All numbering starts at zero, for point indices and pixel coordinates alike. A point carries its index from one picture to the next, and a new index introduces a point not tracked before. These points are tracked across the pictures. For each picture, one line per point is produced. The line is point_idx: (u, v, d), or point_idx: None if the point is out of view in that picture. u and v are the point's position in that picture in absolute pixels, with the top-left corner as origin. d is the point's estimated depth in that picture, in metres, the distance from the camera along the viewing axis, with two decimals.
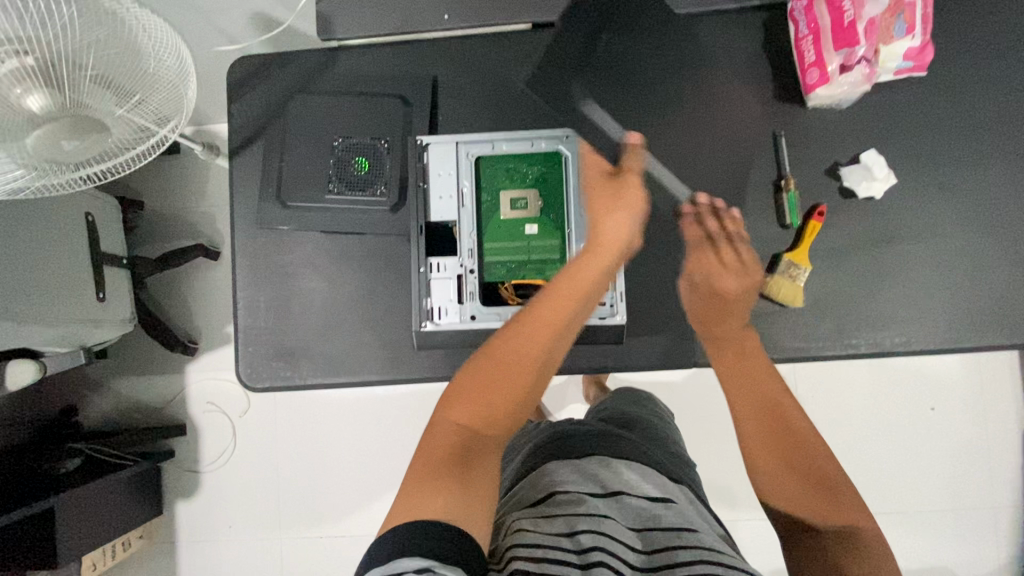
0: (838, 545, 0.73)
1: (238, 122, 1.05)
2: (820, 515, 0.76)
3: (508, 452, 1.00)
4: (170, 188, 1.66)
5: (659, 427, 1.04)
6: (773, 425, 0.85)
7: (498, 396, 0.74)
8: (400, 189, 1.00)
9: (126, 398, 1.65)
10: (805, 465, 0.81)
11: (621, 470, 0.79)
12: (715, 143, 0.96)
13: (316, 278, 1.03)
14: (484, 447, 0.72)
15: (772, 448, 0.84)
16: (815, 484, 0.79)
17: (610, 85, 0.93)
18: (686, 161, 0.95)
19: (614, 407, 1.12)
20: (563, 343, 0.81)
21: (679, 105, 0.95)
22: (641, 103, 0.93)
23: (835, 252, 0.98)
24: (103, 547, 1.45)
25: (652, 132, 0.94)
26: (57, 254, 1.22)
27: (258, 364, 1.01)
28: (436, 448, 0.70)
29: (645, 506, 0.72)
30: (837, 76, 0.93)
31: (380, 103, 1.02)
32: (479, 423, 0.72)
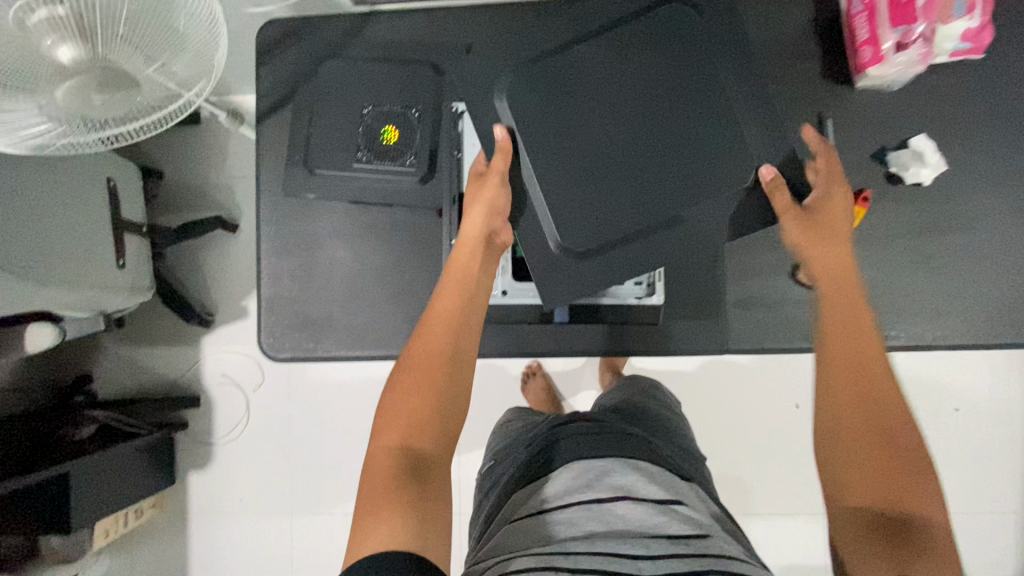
0: (888, 532, 0.62)
1: (267, 86, 1.03)
2: (876, 498, 0.65)
3: (512, 446, 0.97)
4: (190, 158, 1.64)
5: (671, 422, 1.01)
6: (857, 390, 0.71)
7: (419, 406, 0.70)
8: (430, 160, 0.97)
9: (141, 367, 1.65)
10: (882, 441, 0.68)
11: (614, 471, 0.74)
12: (638, 174, 0.89)
13: (342, 249, 1.02)
14: (428, 461, 0.67)
15: (851, 415, 0.70)
16: (887, 464, 0.66)
17: (543, 93, 0.90)
18: (585, 184, 0.89)
19: (625, 398, 1.08)
20: (474, 332, 0.79)
21: (620, 125, 0.89)
22: (579, 114, 0.90)
23: (877, 239, 0.95)
24: (116, 514, 1.46)
25: (567, 147, 0.89)
26: (80, 219, 1.20)
27: (280, 334, 1.00)
28: (374, 476, 0.65)
29: (647, 511, 0.68)
30: (893, 55, 0.89)
31: (413, 71, 1.00)
32: (411, 439, 0.68)
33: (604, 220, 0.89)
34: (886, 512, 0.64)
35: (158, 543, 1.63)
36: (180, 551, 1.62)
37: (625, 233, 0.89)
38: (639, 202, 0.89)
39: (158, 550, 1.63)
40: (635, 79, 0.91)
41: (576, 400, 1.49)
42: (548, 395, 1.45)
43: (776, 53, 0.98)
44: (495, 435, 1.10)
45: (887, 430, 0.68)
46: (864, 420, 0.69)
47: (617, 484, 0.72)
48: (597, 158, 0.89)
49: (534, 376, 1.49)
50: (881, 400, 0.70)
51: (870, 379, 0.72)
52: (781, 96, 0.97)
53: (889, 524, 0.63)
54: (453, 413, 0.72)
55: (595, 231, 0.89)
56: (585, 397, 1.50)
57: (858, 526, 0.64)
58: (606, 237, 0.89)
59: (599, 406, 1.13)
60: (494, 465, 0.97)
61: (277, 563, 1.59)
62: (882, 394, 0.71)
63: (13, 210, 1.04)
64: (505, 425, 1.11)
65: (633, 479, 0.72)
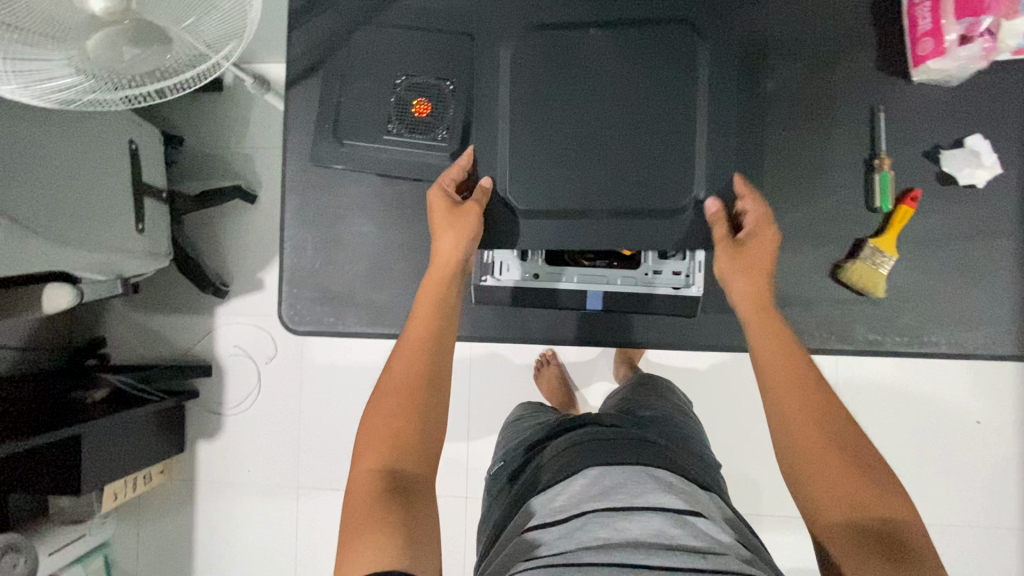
0: (872, 543, 0.65)
1: (299, 51, 1.00)
2: (849, 510, 0.68)
3: (524, 447, 0.92)
4: (211, 125, 1.61)
5: (689, 429, 0.96)
6: (802, 412, 0.75)
7: (394, 427, 0.73)
8: (462, 135, 0.94)
9: (154, 334, 1.64)
10: (838, 454, 0.72)
11: (630, 481, 0.71)
12: (611, 147, 0.88)
13: (368, 223, 0.99)
14: (414, 481, 0.70)
15: (806, 427, 0.74)
16: (853, 477, 0.70)
17: (546, 54, 0.90)
18: (558, 152, 0.89)
19: (641, 402, 1.02)
20: (444, 354, 0.81)
21: (610, 95, 0.89)
22: (573, 79, 0.89)
23: (923, 241, 0.91)
24: (124, 479, 1.46)
25: (550, 109, 0.89)
26: (102, 180, 1.19)
27: (301, 307, 0.98)
28: (358, 499, 0.68)
29: (666, 523, 0.65)
30: (955, 48, 0.85)
31: (448, 40, 0.95)
32: (392, 459, 0.71)
33: (565, 186, 0.88)
34: (859, 522, 0.67)
35: (165, 509, 1.64)
36: (186, 518, 1.63)
37: (578, 207, 0.89)
38: (602, 175, 0.88)
39: (164, 515, 1.63)
40: (643, 49, 0.89)
41: (589, 391, 1.46)
42: (562, 384, 1.42)
43: (831, 40, 0.93)
44: (506, 434, 1.06)
45: (835, 444, 0.73)
46: (820, 440, 0.73)
47: (635, 497, 0.68)
48: (577, 125, 0.89)
49: (548, 365, 1.46)
50: (828, 414, 0.75)
51: (815, 395, 0.76)
52: (831, 85, 0.93)
53: (866, 533, 0.66)
54: (430, 432, 0.74)
55: (549, 197, 0.89)
56: (599, 389, 1.47)
57: (841, 540, 0.67)
58: (559, 206, 0.89)
59: (612, 408, 1.09)
60: (505, 466, 0.93)
61: (281, 537, 1.59)
62: (825, 409, 0.75)
63: (37, 166, 1.02)
64: (518, 423, 1.07)
65: (650, 488, 0.69)
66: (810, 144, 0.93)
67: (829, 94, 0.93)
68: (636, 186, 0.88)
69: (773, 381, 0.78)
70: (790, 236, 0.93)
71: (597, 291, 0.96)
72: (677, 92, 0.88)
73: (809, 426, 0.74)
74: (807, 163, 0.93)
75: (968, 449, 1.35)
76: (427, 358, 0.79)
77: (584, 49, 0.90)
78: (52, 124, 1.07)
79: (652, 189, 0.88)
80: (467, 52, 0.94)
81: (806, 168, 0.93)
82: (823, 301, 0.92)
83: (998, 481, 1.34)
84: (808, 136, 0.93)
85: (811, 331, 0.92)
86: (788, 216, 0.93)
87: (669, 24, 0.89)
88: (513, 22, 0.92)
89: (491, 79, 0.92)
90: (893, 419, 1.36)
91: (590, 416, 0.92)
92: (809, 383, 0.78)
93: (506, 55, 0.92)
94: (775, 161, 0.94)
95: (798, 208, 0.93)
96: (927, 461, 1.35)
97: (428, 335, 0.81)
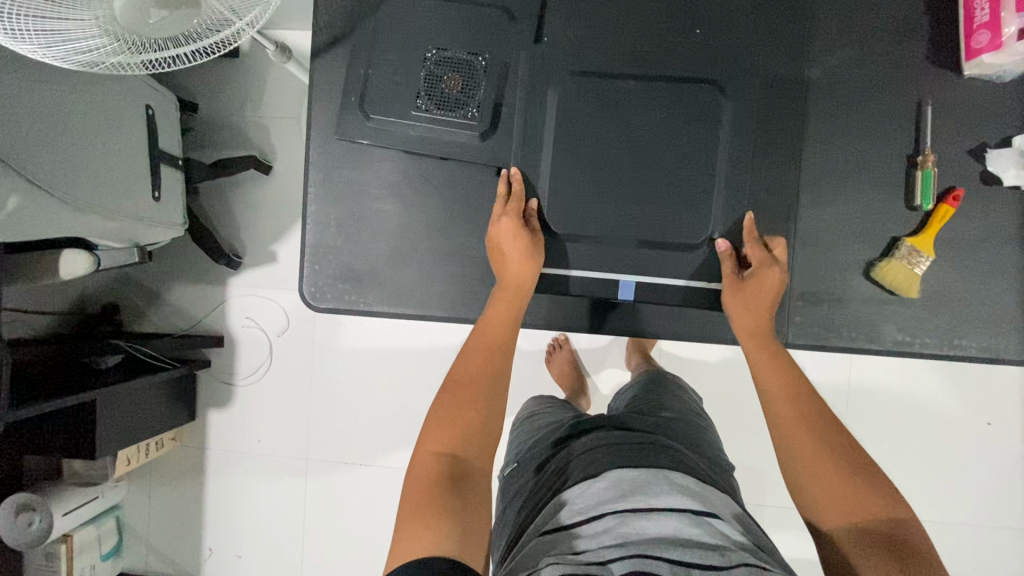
0: (878, 549, 0.64)
1: (326, 19, 0.96)
2: (851, 518, 0.68)
3: (539, 449, 0.89)
4: (228, 91, 1.58)
5: (705, 434, 0.92)
6: (799, 430, 0.76)
7: (458, 418, 0.75)
8: (493, 114, 0.91)
9: (167, 302, 1.63)
10: (841, 462, 0.72)
11: (651, 484, 0.69)
12: (647, 185, 0.89)
13: (392, 201, 0.97)
14: (470, 473, 0.71)
15: (807, 437, 0.75)
16: (856, 486, 0.70)
17: (591, 99, 0.89)
18: (592, 185, 0.90)
19: (657, 401, 0.99)
20: (507, 362, 0.83)
21: (650, 136, 0.89)
22: (615, 122, 0.89)
23: (961, 242, 0.89)
24: (137, 444, 1.47)
25: (592, 147, 0.89)
26: (118, 146, 1.16)
27: (322, 283, 0.97)
28: (419, 478, 0.69)
29: (682, 523, 0.64)
30: (1013, 42, 0.81)
31: (482, 14, 0.92)
32: (454, 448, 0.73)
33: (593, 219, 0.90)
34: (863, 530, 0.67)
35: (176, 475, 1.66)
36: (197, 484, 1.65)
37: (609, 237, 0.90)
38: (629, 213, 0.89)
39: (174, 481, 1.66)
40: (684, 98, 0.88)
41: (600, 377, 1.45)
42: (574, 369, 1.41)
43: (882, 31, 0.89)
44: (517, 431, 1.03)
45: (838, 456, 0.73)
46: (821, 452, 0.73)
47: (651, 498, 0.67)
48: (617, 163, 0.89)
49: (560, 349, 1.45)
50: (824, 425, 0.76)
51: (813, 413, 0.77)
52: (878, 77, 0.90)
53: (870, 540, 0.65)
54: (491, 429, 0.76)
55: (577, 226, 0.90)
56: (610, 375, 1.46)
57: (847, 548, 0.66)
58: (593, 237, 0.90)
59: (624, 406, 1.05)
60: (520, 467, 0.90)
61: (290, 507, 1.62)
62: (824, 426, 0.76)
63: (57, 130, 1.00)
64: (531, 419, 1.03)
65: (664, 490, 0.68)
66: (852, 139, 0.90)
67: (875, 86, 0.90)
68: (658, 225, 0.89)
69: (772, 403, 0.80)
70: (826, 233, 0.91)
71: (630, 280, 0.90)
72: (714, 135, 0.88)
73: (810, 437, 0.75)
74: (847, 157, 0.90)
75: (978, 450, 1.34)
76: (488, 363, 0.82)
77: (626, 102, 0.89)
78: (71, 86, 1.04)
79: (675, 228, 0.89)
80: (508, 41, 0.92)
81: (846, 162, 0.90)
82: (854, 299, 0.91)
83: (1003, 482, 1.35)
84: (848, 130, 0.90)
85: (840, 330, 0.91)
86: (825, 211, 0.91)
87: (727, 69, 0.88)
88: (559, 62, 0.90)
89: (533, 110, 0.90)
90: (904, 418, 1.36)
91: (610, 418, 0.90)
92: (808, 405, 0.78)
93: (553, 97, 0.90)
94: (814, 154, 0.91)
95: (835, 204, 0.91)
96: (937, 461, 1.35)
97: (492, 343, 0.83)
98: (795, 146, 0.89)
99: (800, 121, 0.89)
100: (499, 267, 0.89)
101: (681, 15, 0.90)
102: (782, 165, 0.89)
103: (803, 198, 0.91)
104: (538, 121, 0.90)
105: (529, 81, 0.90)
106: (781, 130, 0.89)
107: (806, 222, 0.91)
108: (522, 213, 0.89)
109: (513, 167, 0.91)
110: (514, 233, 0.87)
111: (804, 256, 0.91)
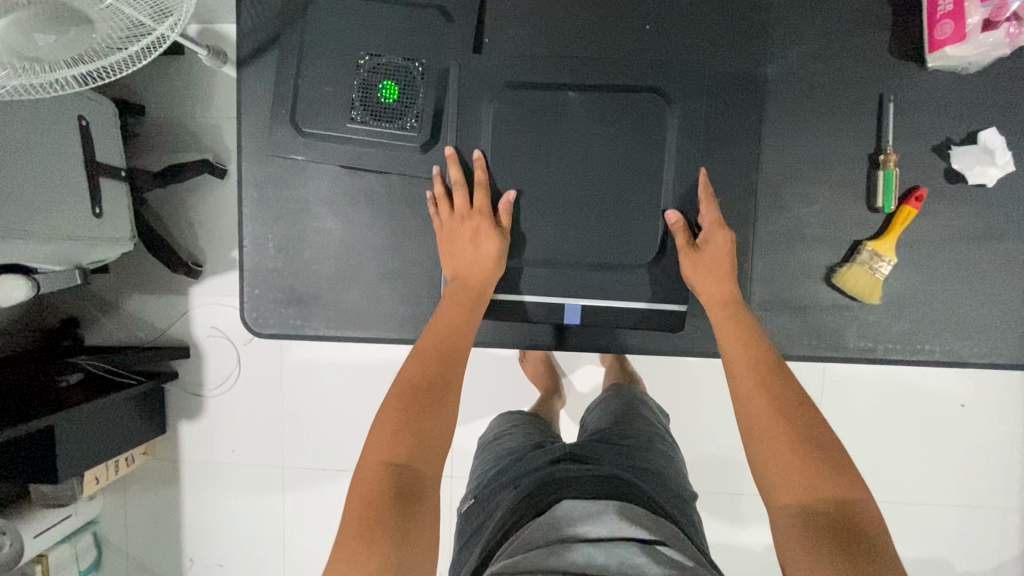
0: (824, 531, 0.63)
1: (250, 24, 0.89)
2: (799, 497, 0.66)
3: (498, 481, 0.86)
4: (170, 92, 1.48)
5: (671, 462, 0.90)
6: (762, 407, 0.72)
7: (411, 425, 0.72)
8: (433, 125, 0.87)
9: (124, 316, 1.57)
10: (800, 435, 0.70)
11: (599, 513, 0.69)
12: (594, 198, 0.86)
13: (333, 219, 0.91)
14: (420, 485, 0.68)
15: (771, 409, 0.72)
16: (810, 462, 0.68)
17: (529, 111, 0.85)
18: (539, 200, 0.87)
19: (623, 426, 0.96)
20: (461, 361, 0.80)
21: (593, 149, 0.85)
22: (555, 136, 0.85)
23: (926, 243, 0.86)
24: (105, 463, 1.44)
25: (535, 162, 0.86)
26: (48, 163, 1.09)
27: (264, 308, 0.92)
28: (363, 492, 0.66)
29: (630, 549, 0.64)
30: (979, 33, 0.78)
31: (416, 18, 0.86)
32: (406, 457, 0.69)
33: (542, 235, 0.87)
34: (808, 511, 0.65)
35: (148, 490, 1.62)
36: (171, 498, 1.61)
37: (557, 260, 0.87)
38: (577, 226, 0.86)
39: (147, 495, 1.62)
40: (625, 108, 0.84)
41: (576, 376, 1.35)
42: (549, 368, 1.30)
43: (843, 22, 0.85)
44: (480, 458, 1.01)
45: (793, 429, 0.70)
46: (774, 427, 0.71)
47: (598, 528, 0.68)
48: (561, 175, 0.86)
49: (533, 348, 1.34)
50: (788, 396, 0.73)
51: (780, 387, 0.74)
52: (839, 73, 0.85)
53: (815, 521, 0.63)
54: (443, 436, 0.73)
55: (525, 243, 0.87)
56: (585, 373, 1.35)
57: (789, 529, 0.64)
58: (540, 255, 0.87)
59: (591, 427, 1.03)
60: (477, 505, 0.87)
61: (269, 517, 1.59)
62: (791, 401, 0.73)
63: None
64: (494, 444, 1.01)
65: (619, 520, 0.68)
66: (812, 139, 0.86)
67: (836, 82, 0.85)
68: (607, 237, 0.86)
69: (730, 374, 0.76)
70: (788, 238, 0.87)
71: (575, 303, 0.88)
72: (660, 142, 0.85)
73: (771, 408, 0.72)
74: (810, 159, 0.86)
75: (956, 436, 1.32)
76: (440, 363, 0.78)
77: (564, 112, 0.85)
78: None
79: (625, 241, 0.86)
80: (443, 46, 0.86)
81: (809, 164, 0.86)
82: (817, 306, 0.88)
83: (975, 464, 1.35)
84: (807, 129, 0.86)
85: (802, 338, 0.88)
86: (787, 216, 0.87)
87: (673, 70, 0.84)
88: (494, 73, 0.85)
89: (471, 121, 0.86)
90: (881, 408, 1.34)
91: (572, 445, 0.89)
92: (773, 371, 0.76)
93: (489, 113, 0.86)
94: (772, 156, 0.86)
95: (796, 208, 0.87)
96: (914, 450, 1.34)
97: (445, 338, 0.80)
98: (751, 149, 0.85)
99: (756, 123, 0.85)
100: (460, 264, 0.85)
101: (624, 13, 0.85)
102: (735, 169, 0.86)
103: (762, 203, 0.87)
104: (479, 134, 0.86)
105: (467, 91, 0.86)
106: (733, 131, 0.85)
107: (763, 228, 0.87)
108: (490, 206, 0.86)
109: (478, 151, 0.86)
110: (465, 223, 0.85)
111: (762, 264, 0.87)
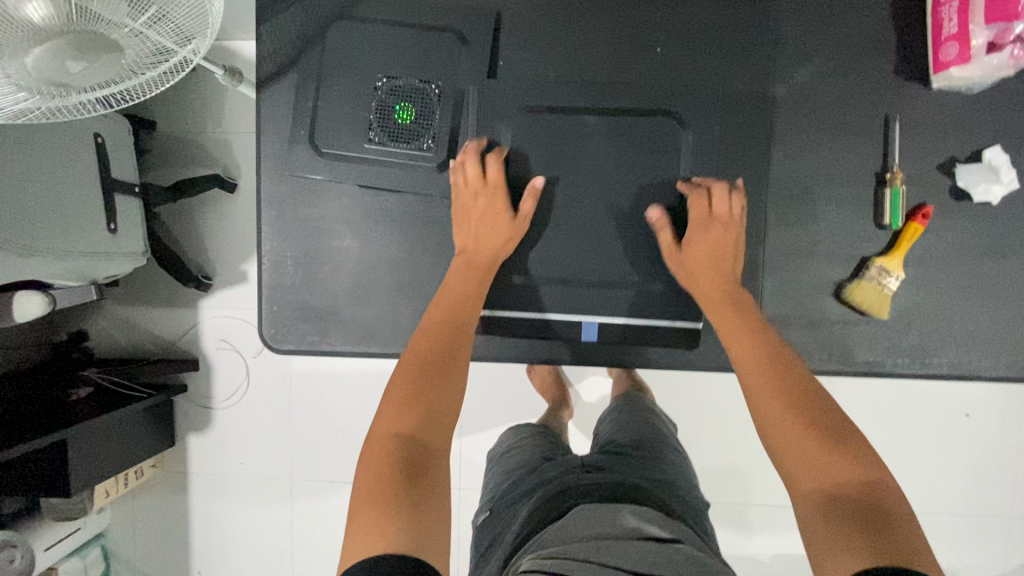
0: (853, 514, 0.61)
1: (269, 47, 0.91)
2: (823, 483, 0.65)
3: (510, 495, 0.88)
4: (183, 108, 1.50)
5: (683, 471, 0.91)
6: (780, 393, 0.73)
7: (420, 396, 0.72)
8: (449, 146, 0.89)
9: (134, 330, 1.58)
10: (819, 420, 0.70)
11: (615, 514, 0.72)
12: (608, 217, 0.88)
13: (350, 237, 0.93)
14: (429, 455, 0.68)
15: (788, 396, 0.73)
16: (829, 446, 0.68)
17: (546, 134, 0.88)
18: (556, 219, 0.89)
19: (633, 436, 0.97)
20: (469, 335, 0.80)
21: (604, 168, 0.88)
22: (572, 158, 0.88)
23: (933, 259, 0.88)
24: (115, 477, 1.44)
25: (550, 182, 0.88)
26: (66, 180, 1.11)
27: (282, 324, 0.94)
28: (374, 462, 0.66)
29: (648, 548, 0.66)
30: (982, 55, 0.79)
31: (433, 41, 0.88)
32: (415, 429, 0.69)
33: (559, 255, 0.89)
34: (833, 495, 0.64)
35: (158, 503, 1.62)
36: (180, 511, 1.62)
37: (572, 278, 0.89)
38: (591, 244, 0.89)
39: (157, 508, 1.62)
40: (637, 129, 0.87)
41: (583, 386, 1.35)
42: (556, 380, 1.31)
43: (851, 44, 0.87)
44: (491, 475, 1.02)
45: (813, 416, 0.70)
46: (792, 414, 0.71)
47: (617, 527, 0.69)
48: (575, 194, 0.88)
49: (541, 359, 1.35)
50: (809, 384, 0.74)
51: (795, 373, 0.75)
52: (847, 94, 0.87)
53: (842, 506, 0.62)
54: (452, 408, 0.73)
55: (542, 261, 0.89)
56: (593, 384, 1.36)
57: (817, 513, 0.63)
58: (554, 274, 0.89)
59: (601, 437, 1.04)
60: (493, 515, 0.88)
61: (279, 527, 1.59)
62: (809, 388, 0.73)
63: None
64: (505, 459, 1.02)
65: (634, 520, 0.71)
66: (820, 157, 0.88)
67: (844, 102, 0.87)
68: (621, 255, 0.89)
69: (747, 367, 0.77)
70: (796, 254, 0.89)
71: (591, 320, 0.89)
72: (671, 162, 0.87)
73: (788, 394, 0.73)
74: (819, 177, 0.88)
75: (964, 445, 1.33)
76: (448, 336, 0.79)
77: (577, 134, 0.87)
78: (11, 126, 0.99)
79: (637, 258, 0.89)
80: (459, 68, 0.88)
81: (817, 182, 0.88)
82: (827, 321, 0.89)
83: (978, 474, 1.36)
84: (816, 147, 0.88)
85: (813, 352, 0.89)
86: (795, 232, 0.89)
87: (684, 91, 0.87)
88: (508, 97, 0.88)
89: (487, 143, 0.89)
90: (890, 419, 1.34)
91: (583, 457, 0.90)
92: (788, 361, 0.76)
93: (506, 135, 0.88)
94: (781, 174, 0.88)
95: (805, 225, 0.88)
96: (923, 459, 1.34)
97: (455, 317, 0.80)
98: (761, 167, 0.87)
99: (766, 142, 0.87)
100: (469, 239, 0.86)
101: (637, 35, 0.88)
102: (746, 187, 0.88)
103: (772, 219, 0.89)
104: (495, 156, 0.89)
105: (481, 112, 0.88)
106: (742, 150, 0.87)
107: (772, 245, 0.89)
108: (501, 178, 0.87)
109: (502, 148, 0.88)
110: (474, 197, 0.86)
111: (773, 280, 0.89)
